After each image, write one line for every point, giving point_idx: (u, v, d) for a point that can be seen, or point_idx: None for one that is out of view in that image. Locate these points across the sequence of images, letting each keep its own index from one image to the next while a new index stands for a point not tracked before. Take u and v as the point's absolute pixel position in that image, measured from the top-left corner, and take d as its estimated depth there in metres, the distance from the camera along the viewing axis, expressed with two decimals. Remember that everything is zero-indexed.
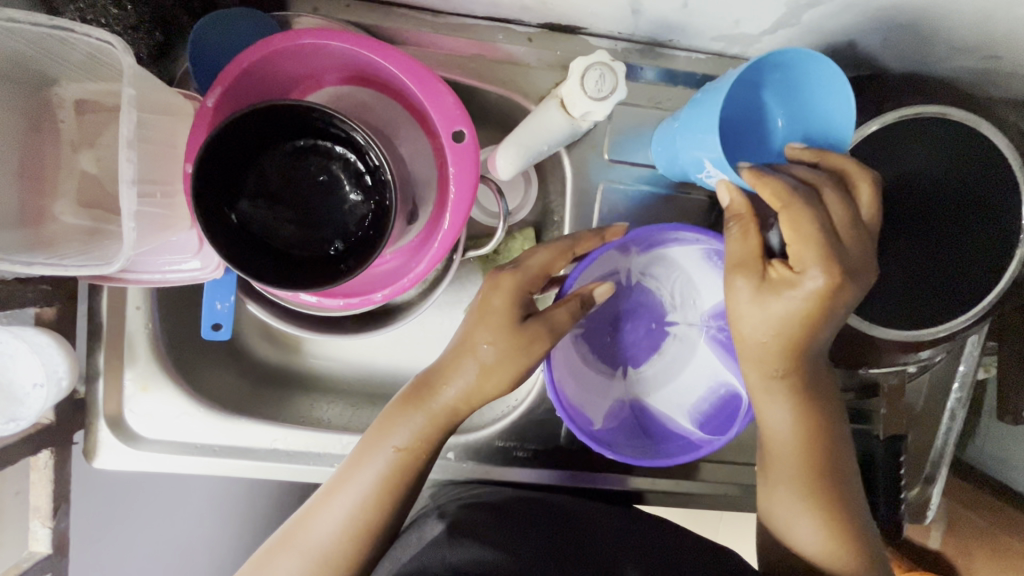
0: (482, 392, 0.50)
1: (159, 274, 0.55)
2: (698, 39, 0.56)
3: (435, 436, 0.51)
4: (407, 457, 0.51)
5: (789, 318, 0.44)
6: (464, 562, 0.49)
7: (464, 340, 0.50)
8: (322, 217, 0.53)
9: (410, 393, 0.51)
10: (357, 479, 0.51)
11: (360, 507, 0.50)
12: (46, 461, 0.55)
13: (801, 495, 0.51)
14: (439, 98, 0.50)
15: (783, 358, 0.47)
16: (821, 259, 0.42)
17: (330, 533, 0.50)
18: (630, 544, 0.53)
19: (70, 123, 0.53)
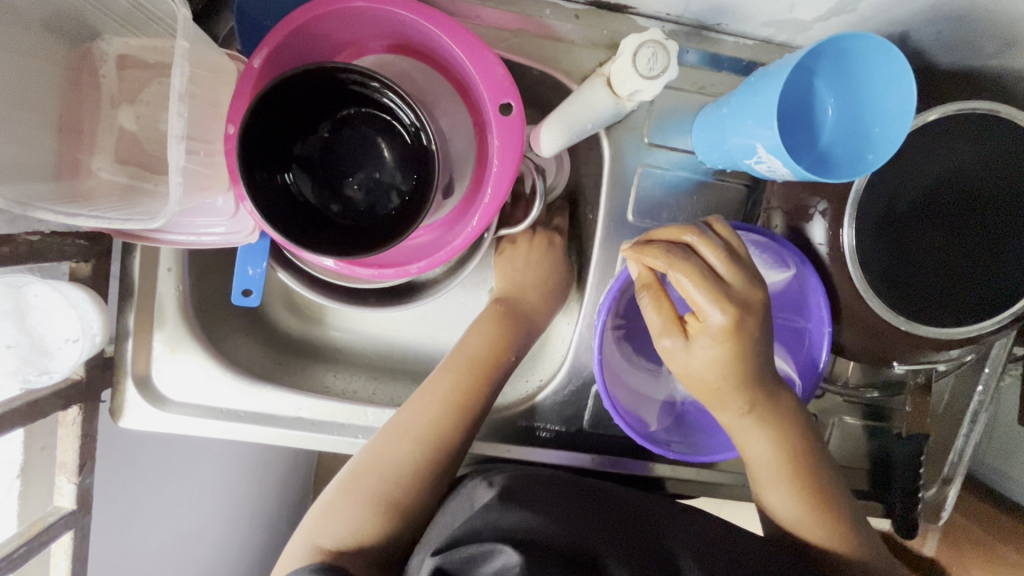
0: (539, 283, 0.67)
1: (195, 237, 0.55)
2: (747, 24, 0.55)
3: (512, 337, 0.63)
4: (489, 354, 0.60)
5: (720, 357, 0.48)
6: (515, 527, 0.49)
7: (522, 259, 0.67)
8: (360, 186, 0.53)
9: (489, 310, 0.65)
10: (430, 387, 0.58)
11: (438, 406, 0.57)
12: (74, 417, 0.55)
13: (789, 501, 0.54)
14: (489, 68, 0.49)
15: (738, 393, 0.50)
16: (706, 297, 0.46)
17: (425, 416, 0.57)
18: (677, 528, 0.54)
19: (111, 77, 0.52)
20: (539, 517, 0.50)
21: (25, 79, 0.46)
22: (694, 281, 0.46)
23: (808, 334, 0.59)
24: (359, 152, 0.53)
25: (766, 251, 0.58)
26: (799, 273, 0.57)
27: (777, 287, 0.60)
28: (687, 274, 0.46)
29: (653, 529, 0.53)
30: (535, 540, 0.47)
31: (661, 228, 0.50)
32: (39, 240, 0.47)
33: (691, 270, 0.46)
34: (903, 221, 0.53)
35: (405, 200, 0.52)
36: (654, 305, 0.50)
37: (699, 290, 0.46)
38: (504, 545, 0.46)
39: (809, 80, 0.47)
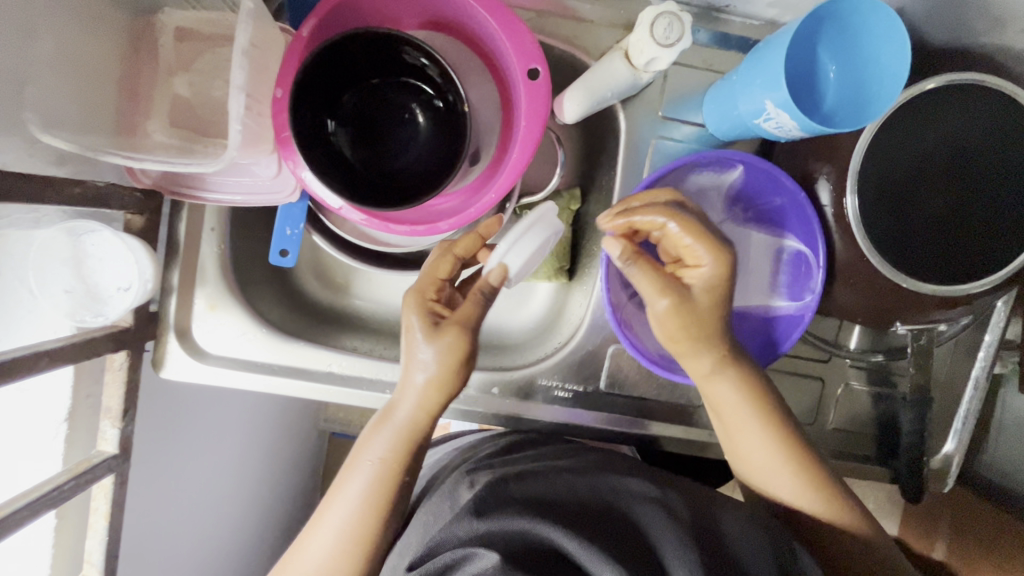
0: (444, 381, 0.53)
1: (241, 197, 0.60)
2: (754, 5, 0.60)
3: (409, 445, 0.55)
4: (382, 480, 0.55)
5: (716, 300, 0.54)
6: (489, 531, 0.50)
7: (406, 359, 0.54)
8: (397, 148, 0.59)
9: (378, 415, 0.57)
10: (342, 497, 0.55)
11: (347, 522, 0.54)
12: (121, 363, 0.58)
13: (765, 460, 0.57)
14: (519, 37, 0.53)
15: (720, 345, 0.55)
16: (700, 242, 0.53)
17: (324, 553, 0.53)
18: (648, 506, 0.54)
19: (168, 47, 0.57)
20: (513, 517, 0.51)
21: (96, 42, 0.51)
22: (693, 232, 0.53)
23: (800, 221, 0.63)
24: (396, 116, 0.58)
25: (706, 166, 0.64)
26: (746, 169, 0.64)
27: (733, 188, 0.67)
28: (681, 225, 0.53)
29: (622, 512, 0.53)
30: (508, 547, 0.48)
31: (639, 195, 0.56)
32: (105, 187, 0.51)
33: (682, 222, 0.53)
34: (902, 184, 0.56)
35: (438, 159, 0.57)
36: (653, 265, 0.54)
37: (698, 242, 0.53)
38: (484, 552, 0.48)
39: (812, 47, 0.51)
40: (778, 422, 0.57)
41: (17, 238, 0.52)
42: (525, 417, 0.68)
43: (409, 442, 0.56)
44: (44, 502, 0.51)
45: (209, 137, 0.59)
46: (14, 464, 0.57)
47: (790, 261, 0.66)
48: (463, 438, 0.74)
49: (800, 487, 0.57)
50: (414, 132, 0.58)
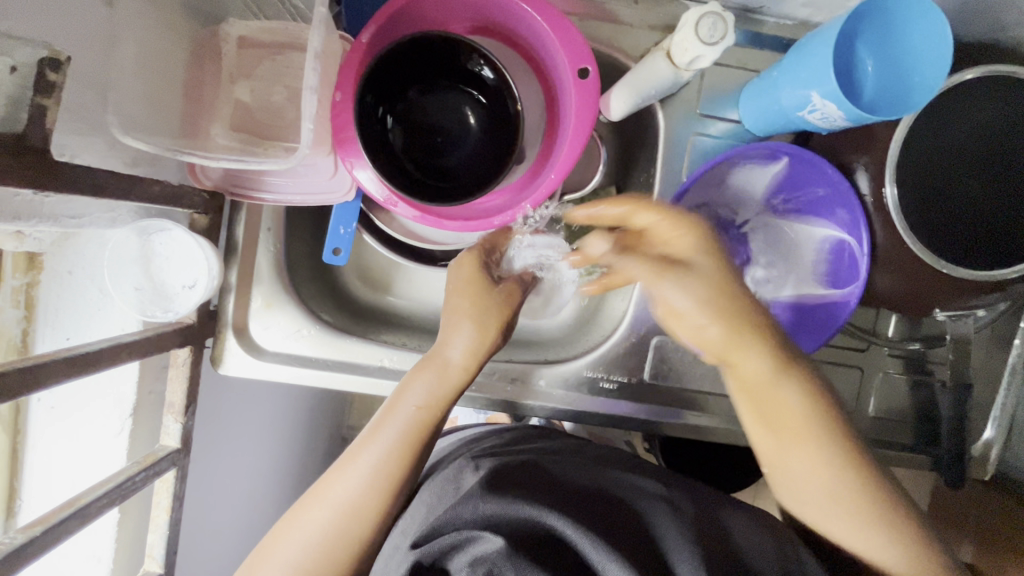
0: (483, 346, 0.59)
1: (301, 196, 0.62)
2: (788, 6, 0.63)
3: (447, 393, 0.57)
4: (418, 425, 0.55)
5: (703, 284, 0.48)
6: (495, 513, 0.50)
7: (452, 315, 0.59)
8: (447, 146, 0.61)
9: (427, 357, 0.59)
10: (379, 442, 0.54)
11: (381, 466, 0.53)
12: (184, 359, 0.60)
13: (837, 500, 0.50)
14: (570, 38, 0.55)
15: (785, 364, 0.50)
16: (685, 226, 0.50)
17: (355, 490, 0.52)
18: (653, 499, 0.54)
19: (231, 54, 0.60)
20: (519, 502, 0.51)
21: (168, 49, 0.54)
22: (660, 212, 0.51)
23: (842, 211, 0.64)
24: (445, 117, 0.61)
25: (743, 161, 0.66)
26: (794, 160, 0.65)
27: (775, 180, 0.69)
28: (657, 209, 0.51)
29: (630, 505, 0.53)
30: (513, 532, 0.49)
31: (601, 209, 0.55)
32: (178, 187, 0.53)
33: (654, 208, 0.51)
34: (940, 172, 0.58)
35: (488, 157, 0.60)
36: (686, 240, 0.50)
37: (677, 225, 0.50)
38: (488, 535, 0.48)
39: (852, 42, 0.53)
40: (853, 464, 0.50)
41: (91, 240, 0.56)
42: (568, 409, 0.69)
43: (452, 391, 0.57)
44: (119, 492, 0.51)
45: (268, 139, 0.61)
46: (80, 456, 0.59)
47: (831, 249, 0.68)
48: (464, 430, 0.72)
49: (880, 537, 0.49)
50: (466, 131, 0.61)
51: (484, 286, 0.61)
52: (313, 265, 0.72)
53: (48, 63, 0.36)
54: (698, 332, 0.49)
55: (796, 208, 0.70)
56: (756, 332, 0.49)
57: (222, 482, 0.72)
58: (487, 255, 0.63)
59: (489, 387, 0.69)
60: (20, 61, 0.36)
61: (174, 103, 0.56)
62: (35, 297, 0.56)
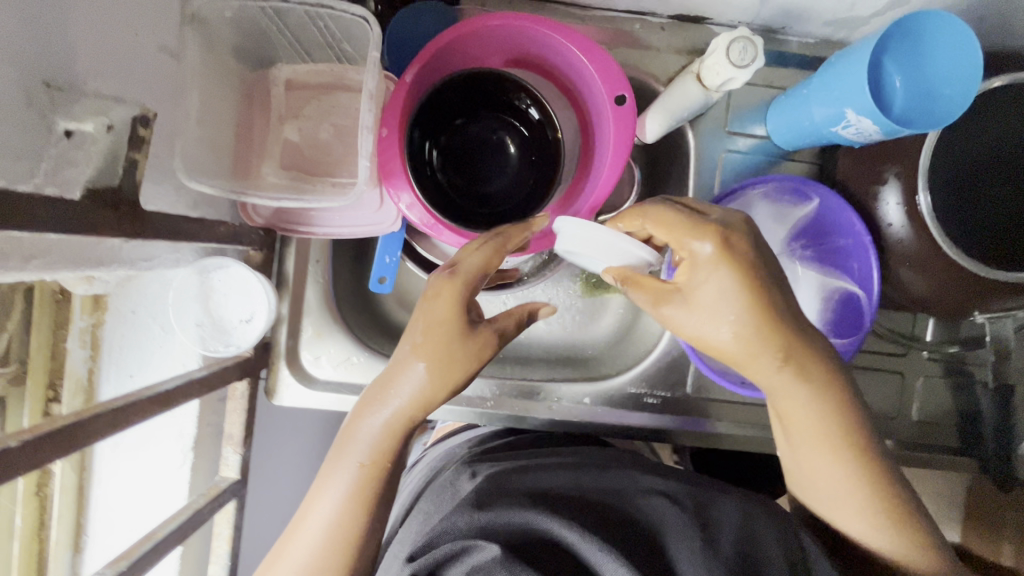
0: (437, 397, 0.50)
1: (348, 229, 0.64)
2: (811, 25, 0.65)
3: (395, 443, 0.49)
4: (372, 465, 0.48)
5: (722, 286, 0.46)
6: (494, 523, 0.50)
7: (405, 350, 0.49)
8: (488, 176, 0.63)
9: (369, 396, 0.50)
10: (331, 488, 0.48)
11: (341, 510, 0.48)
12: (242, 392, 0.61)
13: (832, 487, 0.51)
14: (606, 66, 0.57)
15: (773, 347, 0.47)
16: (695, 232, 0.47)
17: (316, 542, 0.47)
18: (648, 499, 0.53)
19: (280, 96, 0.62)
20: (514, 509, 0.51)
21: (221, 96, 0.56)
22: (664, 220, 0.48)
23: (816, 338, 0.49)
24: (484, 147, 0.63)
25: (772, 194, 0.64)
26: (820, 203, 0.61)
27: (803, 223, 0.65)
28: (665, 219, 0.48)
29: (627, 506, 0.53)
30: (510, 540, 0.48)
31: (680, 223, 0.47)
32: (238, 227, 0.55)
33: (665, 214, 0.49)
34: (972, 177, 0.60)
35: (526, 183, 0.63)
36: (692, 235, 0.47)
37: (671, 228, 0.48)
38: (486, 543, 0.48)
39: (882, 57, 0.55)
40: (867, 465, 0.50)
41: (151, 281, 0.58)
42: (604, 423, 0.70)
43: (403, 437, 0.49)
44: (190, 526, 0.53)
45: (317, 176, 0.63)
46: (147, 492, 0.61)
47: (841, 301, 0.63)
48: (473, 431, 0.75)
49: (875, 523, 0.50)
50: (506, 160, 0.63)
51: (451, 338, 0.48)
52: (357, 294, 0.74)
53: (138, 120, 0.39)
54: (706, 335, 0.48)
55: (816, 257, 0.65)
56: (772, 327, 0.47)
57: (274, 510, 0.74)
58: (473, 289, 0.49)
59: (537, 407, 0.70)
60: (114, 121, 0.39)
61: (229, 147, 0.58)
62: (101, 337, 0.59)
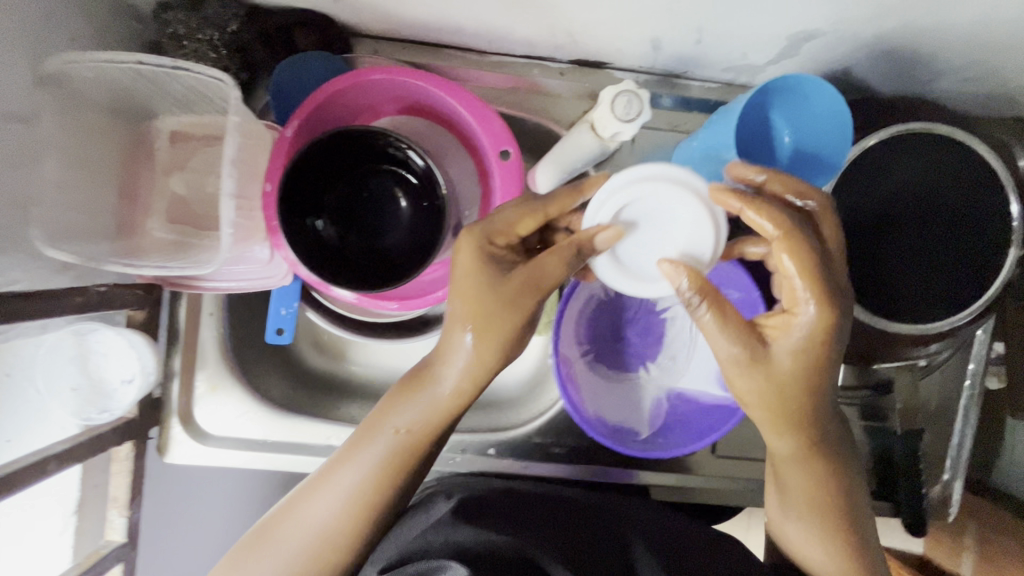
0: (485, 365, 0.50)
1: (236, 282, 0.62)
2: (710, 70, 0.63)
3: (435, 422, 0.51)
4: (404, 442, 0.51)
5: (812, 360, 0.47)
6: (469, 543, 0.54)
7: (450, 316, 0.50)
8: (383, 228, 0.61)
9: (416, 374, 0.52)
10: (358, 460, 0.51)
11: (360, 486, 0.50)
12: (127, 453, 0.60)
13: (815, 531, 0.52)
14: (489, 122, 0.56)
15: (806, 398, 0.48)
16: (813, 292, 0.45)
17: (328, 513, 0.50)
18: (619, 531, 0.58)
19: (164, 150, 0.61)
20: (491, 533, 0.55)
21: (90, 156, 0.54)
22: (799, 257, 0.44)
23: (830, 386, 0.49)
24: (378, 200, 0.61)
25: None
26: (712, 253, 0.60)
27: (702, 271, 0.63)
28: (797, 259, 0.45)
29: (602, 536, 0.57)
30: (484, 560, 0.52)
31: (803, 263, 0.45)
32: (107, 291, 0.54)
33: (801, 250, 0.44)
34: (865, 230, 0.61)
35: (420, 236, 0.60)
36: (812, 292, 0.45)
37: (801, 278, 0.45)
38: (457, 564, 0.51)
39: (765, 115, 0.54)
40: (839, 517, 0.52)
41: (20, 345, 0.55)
42: (508, 473, 0.69)
43: (443, 420, 0.52)
44: None
45: (205, 230, 0.61)
46: (25, 558, 0.59)
47: None
48: None
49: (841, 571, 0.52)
50: (399, 213, 0.61)
51: (481, 292, 0.48)
52: None
53: None
54: (753, 378, 0.48)
55: None
56: (820, 382, 0.48)
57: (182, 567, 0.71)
58: (495, 242, 0.50)
59: (443, 458, 0.69)
60: None
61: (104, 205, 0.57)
62: None
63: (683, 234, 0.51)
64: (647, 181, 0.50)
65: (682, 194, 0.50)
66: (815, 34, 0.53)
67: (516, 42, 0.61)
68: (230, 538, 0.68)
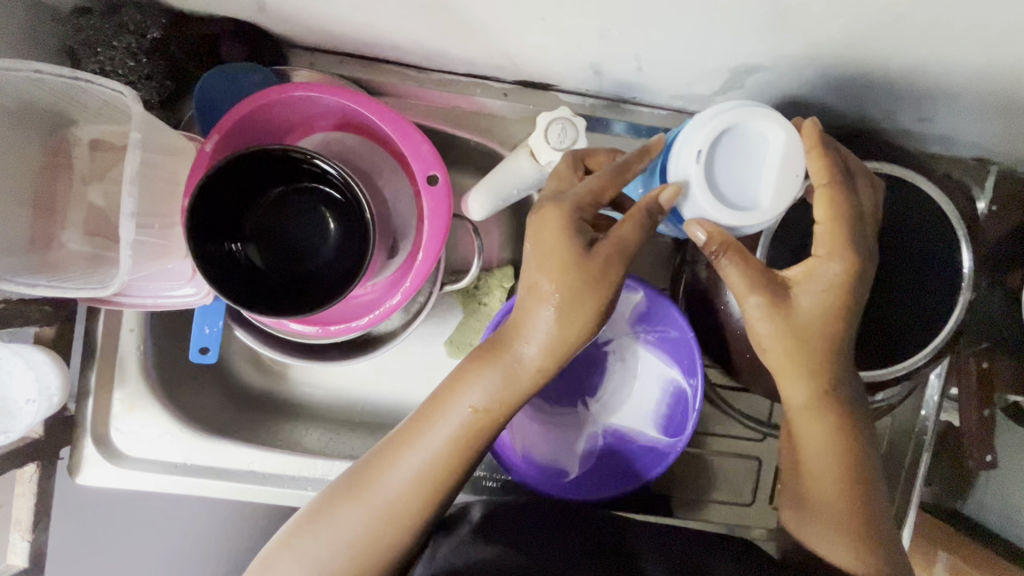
0: (565, 341, 0.47)
1: (153, 300, 0.59)
2: (658, 97, 0.61)
3: (514, 397, 0.48)
4: (475, 416, 0.48)
5: (831, 309, 0.48)
6: (487, 560, 0.48)
7: (534, 279, 0.47)
8: (310, 248, 0.59)
9: (494, 346, 0.49)
10: (427, 438, 0.48)
11: (430, 464, 0.48)
12: (31, 475, 0.58)
13: (839, 495, 0.51)
14: (416, 145, 0.55)
15: (826, 354, 0.49)
16: (844, 242, 0.47)
17: (398, 491, 0.47)
18: (650, 555, 0.52)
19: (83, 160, 0.58)
20: (511, 549, 0.50)
21: None
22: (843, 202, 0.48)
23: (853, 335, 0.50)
24: (305, 220, 0.58)
25: None
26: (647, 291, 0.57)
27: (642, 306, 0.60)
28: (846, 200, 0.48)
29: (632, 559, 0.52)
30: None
31: (866, 194, 0.50)
32: (3, 308, 0.51)
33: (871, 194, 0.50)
34: None
35: (347, 258, 0.57)
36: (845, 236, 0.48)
37: (867, 214, 0.50)
38: None
39: None
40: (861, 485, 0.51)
41: None
42: None
43: (518, 393, 0.48)
44: None
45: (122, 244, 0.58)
46: None
47: (670, 392, 0.60)
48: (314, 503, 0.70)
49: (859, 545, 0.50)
50: (326, 234, 0.58)
51: (573, 260, 0.45)
52: None
53: None
54: (794, 323, 0.48)
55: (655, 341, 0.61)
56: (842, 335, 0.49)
57: None
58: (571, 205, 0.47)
59: None
60: None
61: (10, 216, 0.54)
62: None
63: (767, 172, 0.48)
64: (726, 120, 0.47)
65: (767, 127, 0.47)
66: (758, 67, 0.51)
67: (454, 60, 0.59)
68: (154, 554, 0.67)
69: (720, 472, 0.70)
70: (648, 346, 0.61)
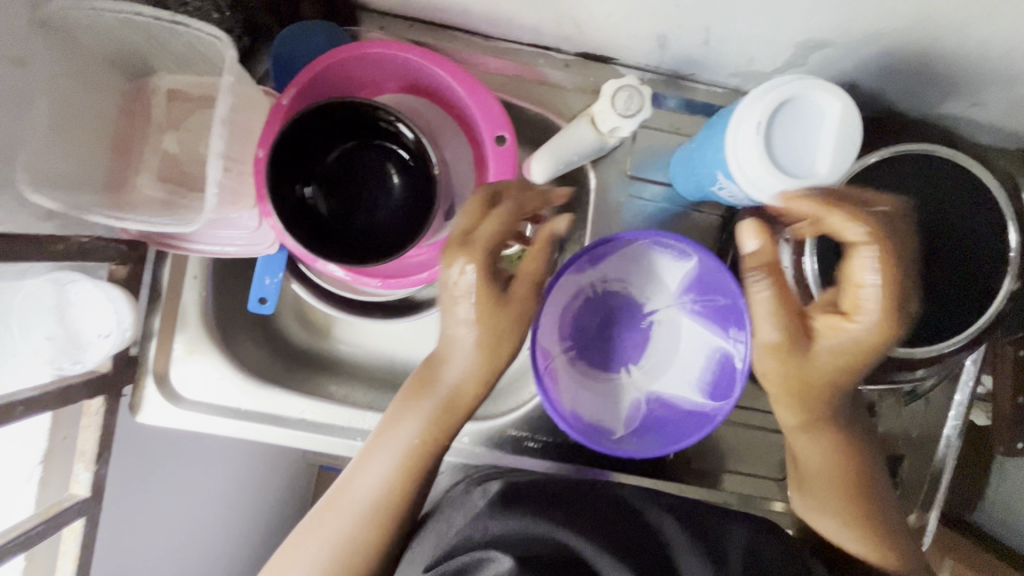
0: (480, 361, 0.53)
1: (221, 248, 0.62)
2: (716, 74, 0.63)
3: (458, 412, 0.55)
4: (429, 431, 0.55)
5: (853, 351, 0.49)
6: (506, 534, 0.51)
7: (447, 310, 0.52)
8: (372, 203, 0.61)
9: (420, 371, 0.56)
10: (387, 449, 0.55)
11: (393, 473, 0.55)
12: (97, 408, 0.59)
13: (839, 510, 0.56)
14: (487, 105, 0.57)
15: (828, 389, 0.52)
16: (885, 302, 0.47)
17: (366, 499, 0.55)
18: (662, 514, 0.55)
19: (161, 108, 0.60)
20: (529, 520, 0.52)
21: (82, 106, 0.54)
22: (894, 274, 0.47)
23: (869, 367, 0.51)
24: (369, 175, 0.61)
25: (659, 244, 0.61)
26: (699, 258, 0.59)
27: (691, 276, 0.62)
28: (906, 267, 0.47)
29: (644, 519, 0.54)
30: (522, 550, 0.49)
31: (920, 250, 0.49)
32: (87, 242, 0.55)
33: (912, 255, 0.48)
34: None
35: (409, 214, 0.59)
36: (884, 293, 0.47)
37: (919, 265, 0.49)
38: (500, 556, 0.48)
39: None
40: (861, 497, 0.56)
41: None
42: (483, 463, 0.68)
43: (463, 408, 0.55)
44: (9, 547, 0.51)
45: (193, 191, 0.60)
46: None
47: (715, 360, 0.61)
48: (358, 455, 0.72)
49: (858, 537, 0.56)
50: (389, 190, 0.60)
51: (490, 303, 0.51)
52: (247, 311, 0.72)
53: None
54: (810, 367, 0.51)
55: (702, 310, 0.63)
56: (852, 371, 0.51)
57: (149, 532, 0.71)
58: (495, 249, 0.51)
59: None
60: None
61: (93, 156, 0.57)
62: None
63: (824, 141, 0.49)
64: (785, 92, 0.48)
65: (823, 99, 0.48)
66: (824, 43, 0.53)
67: (522, 28, 0.61)
68: None
69: (754, 445, 0.71)
70: (695, 316, 0.63)
